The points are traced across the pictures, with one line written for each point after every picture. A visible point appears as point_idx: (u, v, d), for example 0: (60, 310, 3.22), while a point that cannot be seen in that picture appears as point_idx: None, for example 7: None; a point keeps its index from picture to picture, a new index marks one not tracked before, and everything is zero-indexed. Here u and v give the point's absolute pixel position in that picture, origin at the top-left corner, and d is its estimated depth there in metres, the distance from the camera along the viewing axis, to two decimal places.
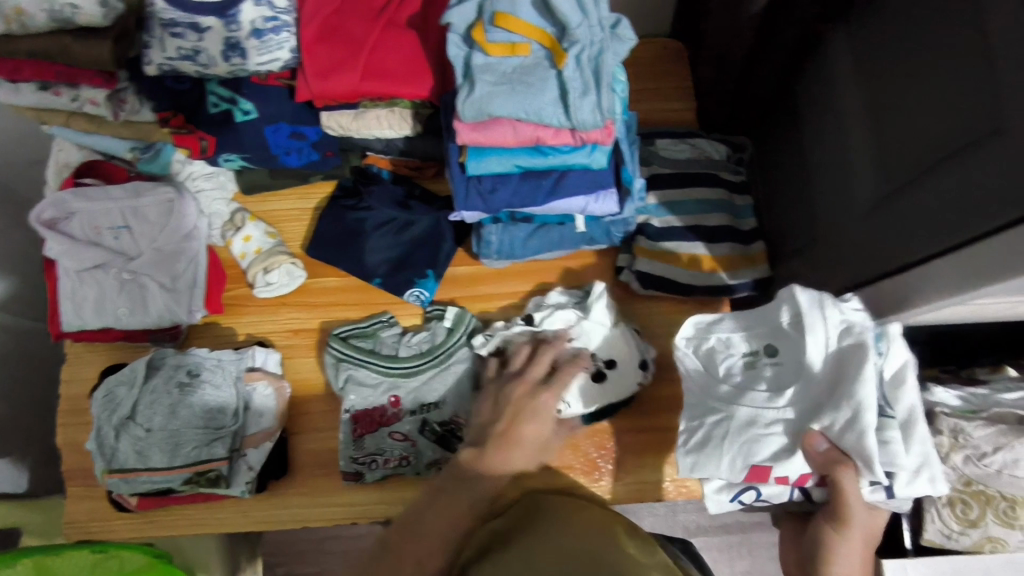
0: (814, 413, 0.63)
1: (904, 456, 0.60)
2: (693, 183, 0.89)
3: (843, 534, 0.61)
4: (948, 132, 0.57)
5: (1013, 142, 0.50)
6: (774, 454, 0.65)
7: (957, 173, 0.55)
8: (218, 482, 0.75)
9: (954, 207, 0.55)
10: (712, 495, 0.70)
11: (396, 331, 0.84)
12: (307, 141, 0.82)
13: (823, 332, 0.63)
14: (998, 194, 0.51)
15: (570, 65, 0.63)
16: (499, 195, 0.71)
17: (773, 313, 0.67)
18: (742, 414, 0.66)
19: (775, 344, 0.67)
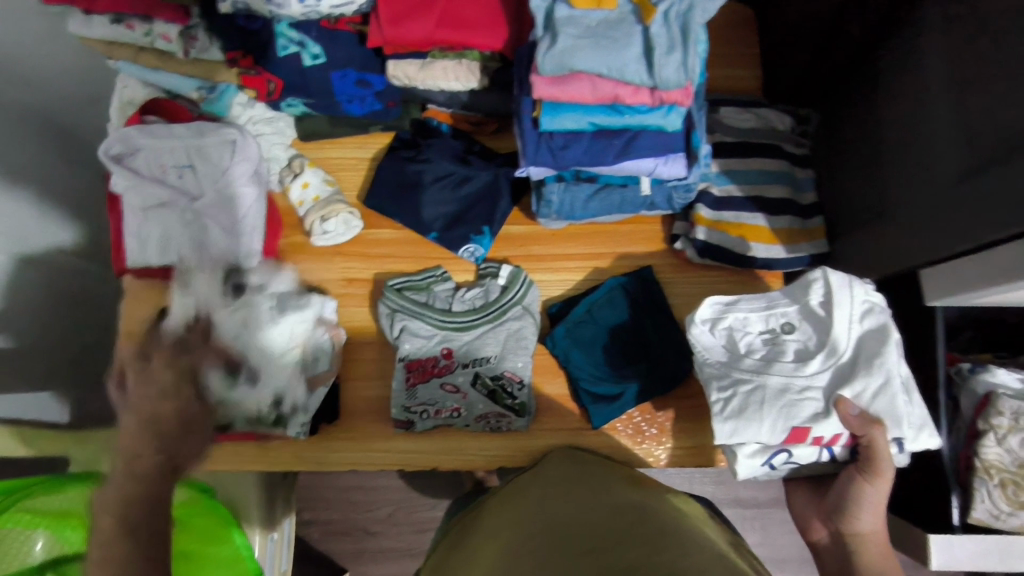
0: (838, 380, 0.68)
1: (919, 416, 0.66)
2: (757, 154, 0.88)
3: (875, 485, 0.66)
4: None
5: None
6: (806, 417, 0.67)
7: None
8: (274, 422, 0.78)
9: None
10: (746, 460, 0.68)
11: (448, 285, 0.86)
12: (372, 90, 0.81)
13: (851, 307, 0.69)
14: None
15: (658, 21, 0.61)
16: (569, 153, 0.70)
17: (806, 293, 0.71)
18: (774, 382, 0.68)
19: (799, 324, 0.72)
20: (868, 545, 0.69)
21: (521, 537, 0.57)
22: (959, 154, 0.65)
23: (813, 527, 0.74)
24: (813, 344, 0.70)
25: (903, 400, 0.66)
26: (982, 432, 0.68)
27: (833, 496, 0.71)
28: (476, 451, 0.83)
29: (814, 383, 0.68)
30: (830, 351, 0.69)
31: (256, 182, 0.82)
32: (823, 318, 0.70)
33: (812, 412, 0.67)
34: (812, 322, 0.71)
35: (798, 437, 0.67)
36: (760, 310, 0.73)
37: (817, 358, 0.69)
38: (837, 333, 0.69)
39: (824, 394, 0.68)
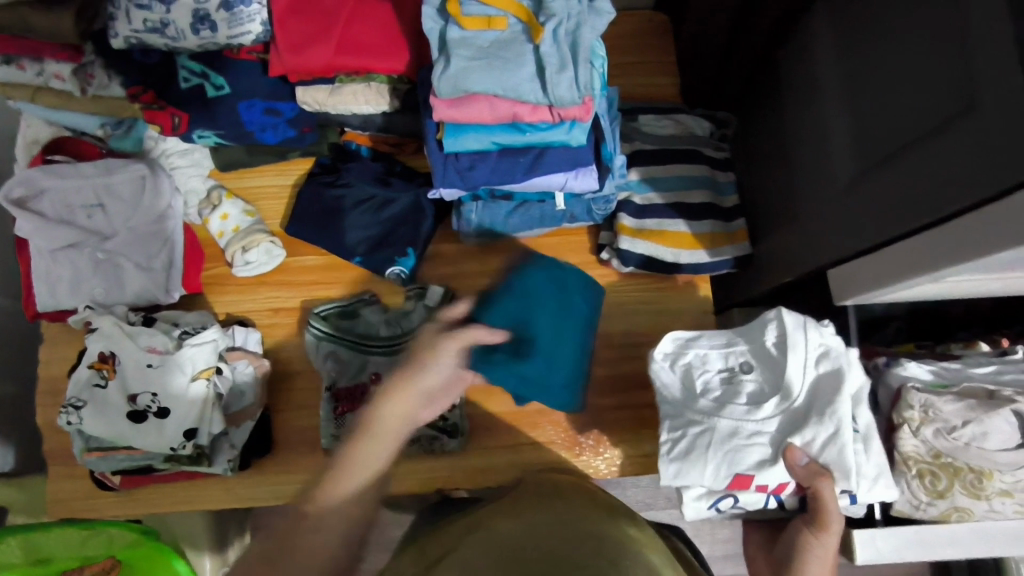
0: (792, 428, 0.66)
1: (869, 466, 0.65)
2: (676, 159, 0.88)
3: (819, 538, 0.65)
4: (921, 111, 0.55)
5: (979, 122, 0.49)
6: (750, 463, 0.65)
7: (927, 152, 0.54)
8: (200, 459, 0.75)
9: (922, 187, 0.55)
10: (691, 502, 0.67)
11: (377, 309, 0.85)
12: (283, 118, 0.80)
13: (806, 351, 0.67)
14: (965, 174, 0.50)
15: (547, 40, 0.61)
16: (477, 173, 0.70)
17: (762, 334, 0.70)
18: (724, 425, 0.66)
19: (756, 364, 0.70)
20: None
21: (493, 542, 0.52)
22: (856, 154, 0.65)
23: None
24: (770, 388, 0.68)
25: (852, 451, 0.64)
26: (898, 425, 0.69)
27: (780, 548, 0.68)
28: (417, 474, 0.82)
29: (764, 428, 0.66)
30: (785, 396, 0.67)
31: (169, 217, 0.80)
32: (780, 360, 0.68)
33: (760, 459, 0.65)
34: (767, 363, 0.69)
35: (743, 484, 0.66)
36: (720, 351, 0.71)
37: (771, 402, 0.67)
38: (792, 378, 0.67)
39: (775, 441, 0.66)
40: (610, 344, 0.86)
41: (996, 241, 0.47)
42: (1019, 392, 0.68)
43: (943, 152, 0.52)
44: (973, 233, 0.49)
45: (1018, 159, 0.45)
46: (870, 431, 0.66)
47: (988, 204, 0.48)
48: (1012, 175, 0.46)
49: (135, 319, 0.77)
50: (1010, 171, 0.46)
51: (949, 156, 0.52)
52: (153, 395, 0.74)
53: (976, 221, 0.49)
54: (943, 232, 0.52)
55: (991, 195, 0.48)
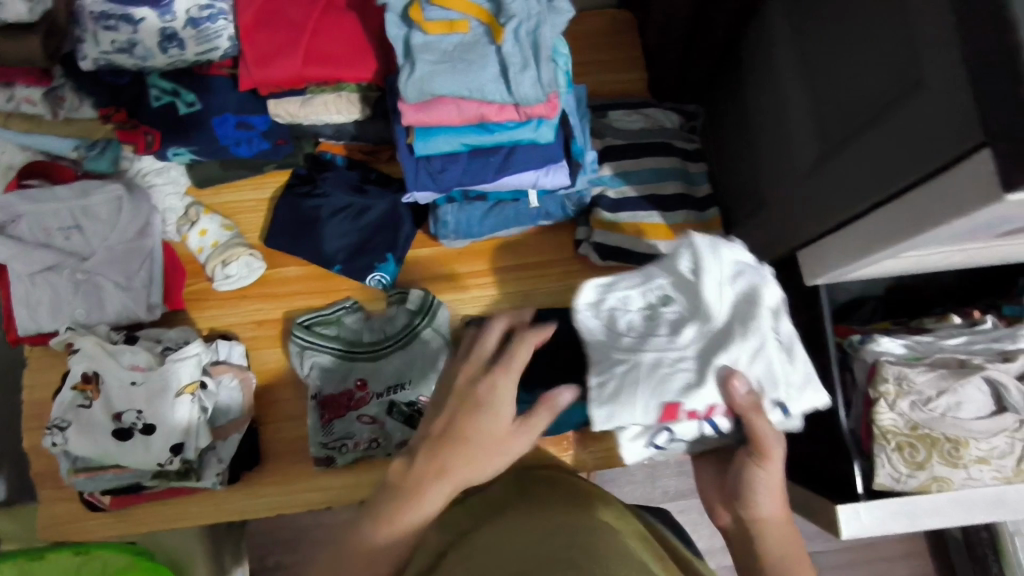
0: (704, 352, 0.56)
1: (795, 375, 0.58)
2: (647, 153, 0.90)
3: (764, 466, 0.57)
4: (873, 90, 0.57)
5: (926, 96, 0.50)
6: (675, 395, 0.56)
7: (881, 130, 0.56)
8: (189, 474, 0.76)
9: (879, 164, 0.56)
10: (628, 444, 0.64)
11: (358, 315, 0.85)
12: (255, 131, 0.80)
13: (721, 267, 0.57)
14: (917, 149, 0.51)
15: (509, 40, 0.62)
16: (449, 174, 0.71)
17: (675, 261, 0.59)
18: (646, 359, 0.57)
19: (676, 296, 0.60)
20: (768, 526, 0.57)
21: (469, 559, 0.51)
22: (818, 136, 0.66)
23: (719, 512, 0.62)
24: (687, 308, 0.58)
25: (779, 362, 0.57)
26: (874, 400, 0.70)
27: (730, 480, 0.60)
28: None
29: (688, 353, 0.57)
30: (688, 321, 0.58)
31: (147, 234, 0.81)
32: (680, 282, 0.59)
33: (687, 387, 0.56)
34: (688, 291, 0.59)
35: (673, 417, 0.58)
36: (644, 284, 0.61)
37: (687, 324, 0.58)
38: (711, 301, 0.57)
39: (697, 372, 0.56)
40: None
41: (946, 211, 0.48)
42: (990, 361, 0.70)
43: (896, 128, 0.54)
44: (925, 206, 0.50)
45: (962, 130, 0.46)
46: (793, 337, 0.58)
47: (938, 176, 0.49)
48: (958, 146, 0.47)
49: (117, 338, 0.78)
50: (956, 142, 0.47)
51: (901, 132, 0.53)
52: (138, 412, 0.74)
53: (928, 193, 0.50)
54: (900, 206, 0.53)
55: (941, 167, 0.49)
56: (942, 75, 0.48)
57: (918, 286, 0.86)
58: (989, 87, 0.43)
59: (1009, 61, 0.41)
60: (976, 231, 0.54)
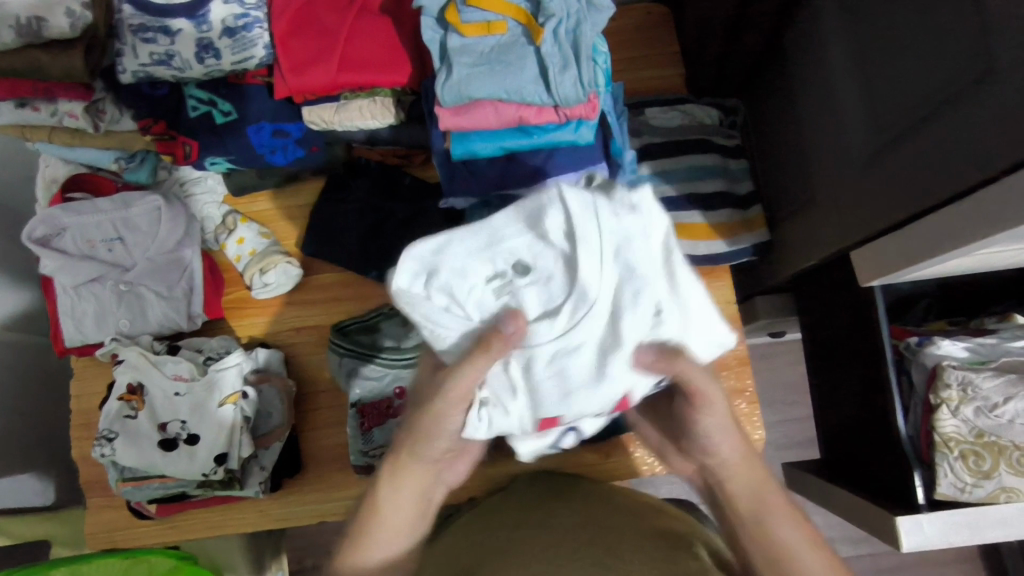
0: (619, 251, 0.44)
1: (560, 387, 0.47)
2: (686, 151, 0.87)
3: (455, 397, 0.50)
4: (938, 79, 0.54)
5: (1008, 83, 0.47)
6: (601, 347, 0.46)
7: (949, 124, 0.53)
8: (232, 483, 0.74)
9: (947, 158, 0.53)
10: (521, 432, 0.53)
11: (397, 322, 0.83)
12: (291, 138, 0.80)
13: (593, 243, 0.43)
14: (995, 142, 0.48)
15: (548, 40, 0.61)
16: (487, 179, 0.70)
17: (550, 268, 0.45)
18: (536, 362, 0.46)
19: (546, 268, 0.45)
20: (738, 469, 0.56)
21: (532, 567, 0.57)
22: (875, 130, 0.63)
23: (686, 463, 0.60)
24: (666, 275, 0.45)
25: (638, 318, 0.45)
26: (936, 406, 0.67)
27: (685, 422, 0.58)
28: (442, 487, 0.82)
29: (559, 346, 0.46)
30: (515, 265, 0.45)
31: (186, 243, 0.82)
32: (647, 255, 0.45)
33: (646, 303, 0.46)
34: (573, 277, 0.44)
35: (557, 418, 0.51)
36: (448, 308, 0.46)
37: (479, 295, 0.46)
38: (587, 301, 0.44)
39: (563, 284, 0.45)
40: None
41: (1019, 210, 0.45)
42: None
43: (970, 121, 0.50)
44: (1000, 202, 0.47)
45: None
46: (586, 239, 0.43)
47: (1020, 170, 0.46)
48: None
49: (160, 348, 0.79)
50: None
51: (978, 124, 0.50)
52: (182, 422, 0.74)
53: (1006, 188, 0.46)
54: (968, 203, 0.50)
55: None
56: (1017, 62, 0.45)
57: (984, 281, 0.83)
58: None
59: None
60: None
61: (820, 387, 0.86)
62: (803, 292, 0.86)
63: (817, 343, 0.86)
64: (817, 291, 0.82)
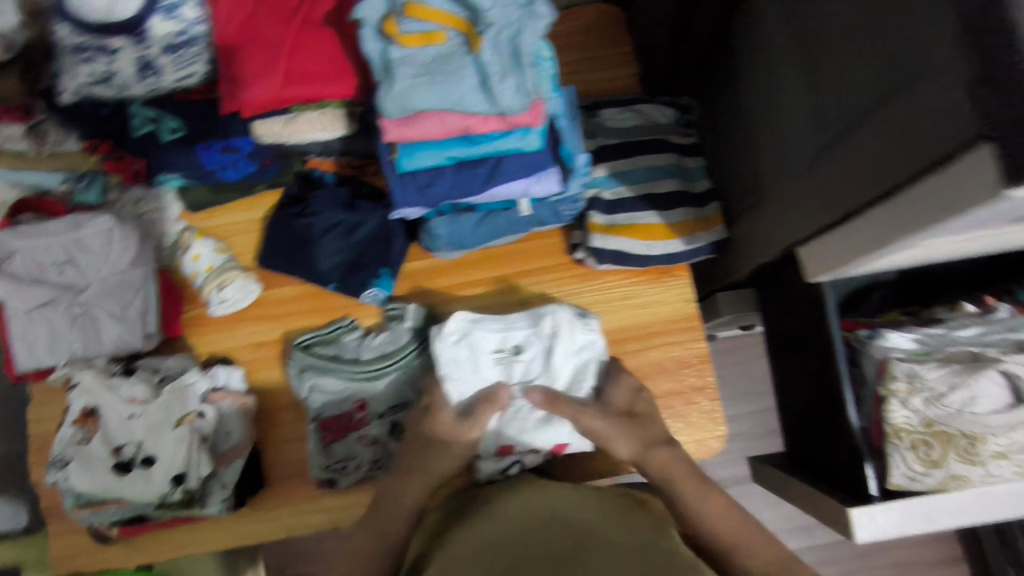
0: (579, 352, 0.80)
1: (524, 428, 0.78)
2: (642, 151, 0.87)
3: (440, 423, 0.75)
4: (865, 78, 0.54)
5: (920, 83, 0.47)
6: (548, 414, 0.78)
7: (878, 123, 0.52)
8: (192, 503, 0.75)
9: (876, 156, 0.53)
10: (488, 461, 0.78)
11: (357, 334, 0.84)
12: (242, 153, 0.80)
13: (568, 344, 0.79)
14: (912, 141, 0.48)
15: (487, 48, 0.60)
16: (437, 189, 0.69)
17: (533, 345, 0.80)
18: (513, 410, 0.79)
19: (526, 348, 0.80)
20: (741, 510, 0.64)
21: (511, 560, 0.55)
22: (817, 128, 0.63)
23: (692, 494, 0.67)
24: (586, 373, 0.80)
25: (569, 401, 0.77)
26: (885, 398, 0.68)
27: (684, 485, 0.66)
28: None
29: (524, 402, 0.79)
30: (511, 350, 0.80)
31: (140, 263, 0.80)
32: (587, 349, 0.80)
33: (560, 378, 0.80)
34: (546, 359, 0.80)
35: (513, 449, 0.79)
36: (467, 361, 0.78)
37: (489, 363, 0.80)
38: (555, 371, 0.79)
39: (539, 364, 0.80)
40: None
41: (943, 207, 0.45)
42: (1004, 352, 0.67)
43: (896, 119, 0.50)
44: (923, 201, 0.47)
45: (957, 119, 0.43)
46: (555, 338, 0.79)
47: (936, 169, 0.46)
48: (954, 137, 0.44)
49: (115, 370, 0.77)
50: (948, 135, 0.44)
51: (903, 125, 0.49)
52: (137, 444, 0.73)
53: (922, 189, 0.47)
54: (899, 201, 0.50)
55: (937, 159, 0.45)
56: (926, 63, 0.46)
57: (933, 269, 0.85)
58: (989, 76, 0.40)
59: (998, 52, 0.39)
60: (983, 221, 0.51)
61: (780, 381, 0.88)
62: (763, 286, 0.87)
63: (775, 337, 0.87)
64: (774, 287, 0.83)
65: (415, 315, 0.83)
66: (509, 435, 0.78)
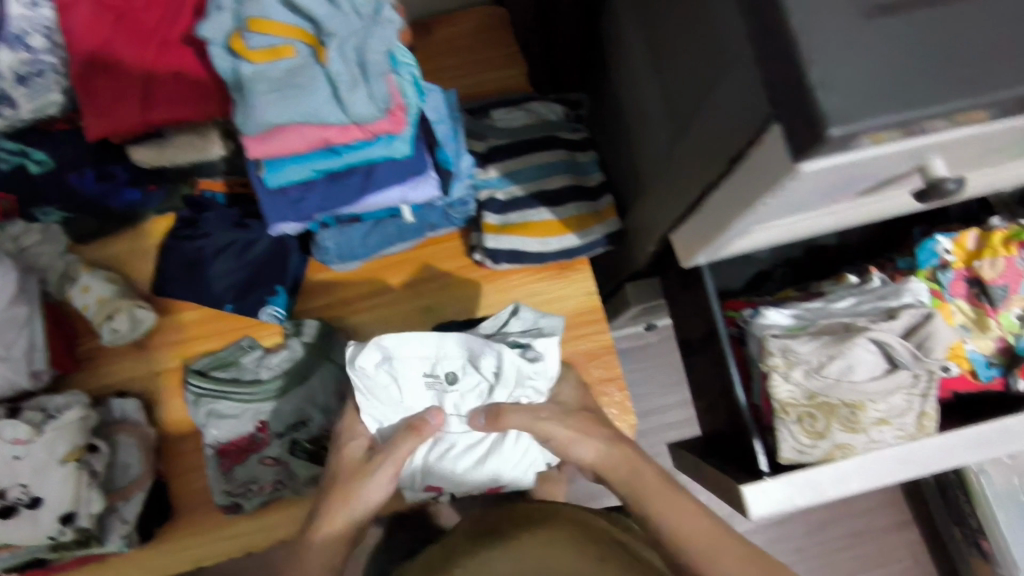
0: (523, 380, 0.70)
1: (454, 463, 0.75)
2: (532, 150, 0.88)
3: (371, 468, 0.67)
4: (689, 65, 0.54)
5: (722, 66, 0.47)
6: (485, 448, 0.75)
7: (702, 108, 0.53)
8: (90, 541, 0.73)
9: (706, 141, 0.53)
10: (410, 492, 0.76)
11: (256, 354, 0.83)
12: (120, 181, 0.79)
13: (508, 380, 0.70)
14: (726, 125, 0.48)
15: (334, 58, 0.60)
16: (309, 203, 0.69)
17: (472, 372, 0.71)
18: (444, 443, 0.75)
19: (460, 375, 0.71)
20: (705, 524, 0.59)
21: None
22: (665, 116, 0.63)
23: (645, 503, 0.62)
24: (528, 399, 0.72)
25: (504, 442, 0.75)
26: (768, 374, 0.69)
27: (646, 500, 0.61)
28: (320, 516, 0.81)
29: (456, 437, 0.75)
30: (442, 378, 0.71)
31: (21, 299, 0.77)
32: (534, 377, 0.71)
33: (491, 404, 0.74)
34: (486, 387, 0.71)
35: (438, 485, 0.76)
36: (390, 387, 0.70)
37: (416, 389, 0.71)
38: (495, 396, 0.71)
39: (477, 390, 0.72)
40: None
41: (762, 185, 0.46)
42: (874, 321, 0.69)
43: (714, 103, 0.50)
44: (748, 182, 0.47)
45: (752, 100, 0.43)
46: (495, 373, 0.69)
47: (749, 150, 0.46)
48: (754, 120, 0.44)
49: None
50: (748, 117, 0.44)
51: (718, 110, 0.49)
52: (23, 487, 0.70)
53: (746, 170, 0.47)
54: (733, 184, 0.50)
55: (746, 141, 0.46)
56: (721, 48, 0.46)
57: (827, 249, 0.87)
58: (763, 54, 0.40)
59: (765, 33, 0.39)
60: (816, 195, 0.52)
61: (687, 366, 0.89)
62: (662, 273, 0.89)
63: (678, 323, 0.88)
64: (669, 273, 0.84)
65: (312, 328, 0.83)
66: (445, 466, 0.75)
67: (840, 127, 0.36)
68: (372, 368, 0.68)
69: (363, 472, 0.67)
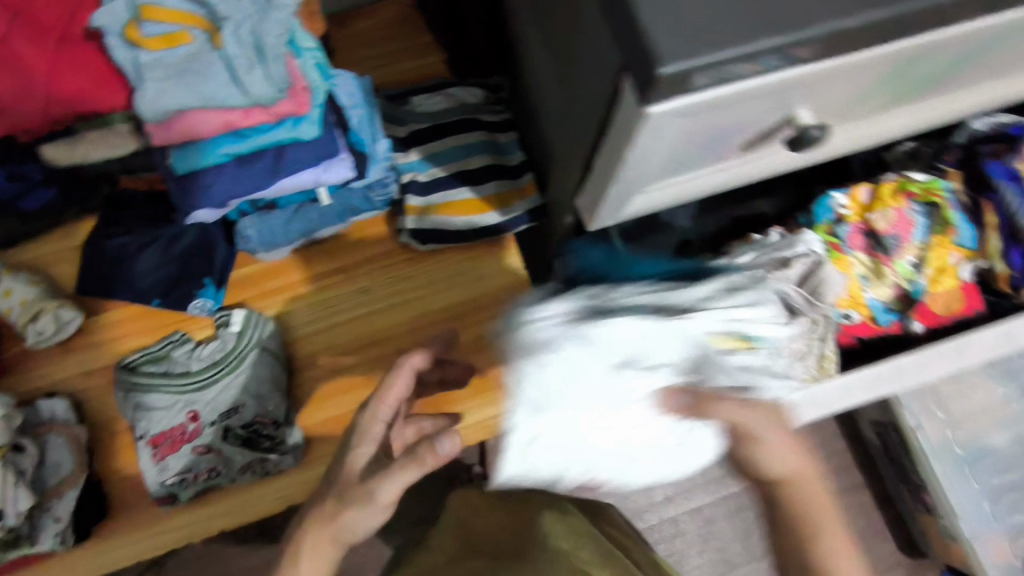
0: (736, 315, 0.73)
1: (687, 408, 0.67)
2: (451, 132, 0.89)
3: (392, 473, 0.60)
4: (564, 32, 0.57)
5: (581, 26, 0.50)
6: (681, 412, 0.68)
7: (576, 71, 0.56)
8: (19, 542, 0.73)
9: (583, 102, 0.56)
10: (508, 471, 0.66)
11: (187, 346, 0.83)
12: (33, 180, 0.79)
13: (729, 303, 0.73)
14: (593, 83, 0.51)
15: (229, 42, 0.62)
16: (220, 188, 0.69)
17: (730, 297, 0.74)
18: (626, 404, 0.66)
19: (658, 312, 0.69)
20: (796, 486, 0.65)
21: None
22: (558, 85, 0.66)
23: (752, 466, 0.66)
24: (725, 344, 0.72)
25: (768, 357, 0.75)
26: None
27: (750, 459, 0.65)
28: (259, 500, 0.83)
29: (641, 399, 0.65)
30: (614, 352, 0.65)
31: None
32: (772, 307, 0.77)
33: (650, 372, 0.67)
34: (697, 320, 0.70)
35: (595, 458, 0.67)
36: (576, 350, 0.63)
37: (610, 349, 0.64)
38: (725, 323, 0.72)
39: (683, 335, 0.68)
40: (419, 324, 0.88)
41: (627, 135, 0.48)
42: None
43: (582, 64, 0.53)
44: (617, 135, 0.50)
45: (605, 54, 0.46)
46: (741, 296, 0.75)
47: (613, 103, 0.49)
48: (610, 72, 0.47)
49: None
50: (605, 71, 0.47)
51: (586, 69, 0.52)
52: None
53: (614, 124, 0.50)
54: (609, 140, 0.53)
55: (609, 94, 0.49)
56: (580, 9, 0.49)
57: (745, 211, 0.94)
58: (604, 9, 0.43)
59: None
60: (688, 147, 0.55)
61: None
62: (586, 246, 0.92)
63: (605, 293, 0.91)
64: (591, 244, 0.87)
65: (243, 317, 0.84)
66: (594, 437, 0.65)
67: (671, 65, 0.39)
68: (551, 324, 0.64)
69: (364, 492, 0.61)
